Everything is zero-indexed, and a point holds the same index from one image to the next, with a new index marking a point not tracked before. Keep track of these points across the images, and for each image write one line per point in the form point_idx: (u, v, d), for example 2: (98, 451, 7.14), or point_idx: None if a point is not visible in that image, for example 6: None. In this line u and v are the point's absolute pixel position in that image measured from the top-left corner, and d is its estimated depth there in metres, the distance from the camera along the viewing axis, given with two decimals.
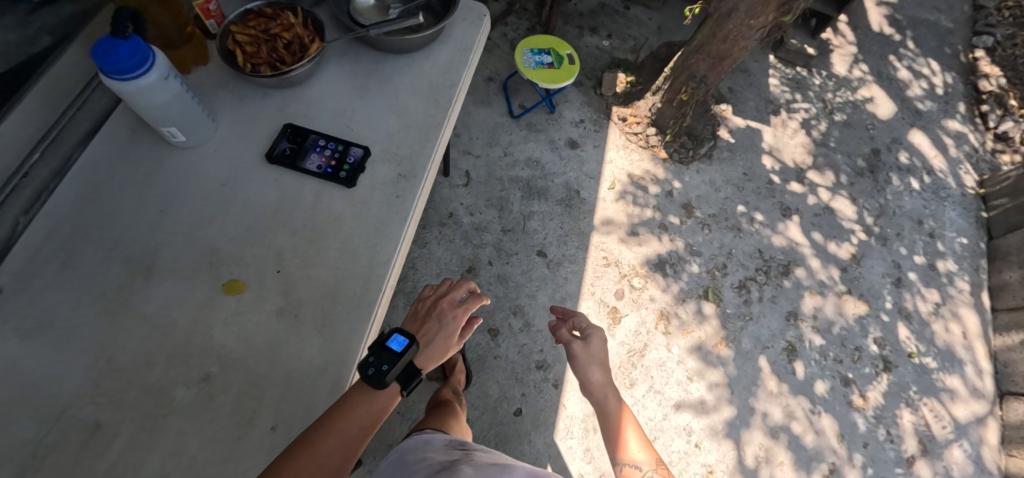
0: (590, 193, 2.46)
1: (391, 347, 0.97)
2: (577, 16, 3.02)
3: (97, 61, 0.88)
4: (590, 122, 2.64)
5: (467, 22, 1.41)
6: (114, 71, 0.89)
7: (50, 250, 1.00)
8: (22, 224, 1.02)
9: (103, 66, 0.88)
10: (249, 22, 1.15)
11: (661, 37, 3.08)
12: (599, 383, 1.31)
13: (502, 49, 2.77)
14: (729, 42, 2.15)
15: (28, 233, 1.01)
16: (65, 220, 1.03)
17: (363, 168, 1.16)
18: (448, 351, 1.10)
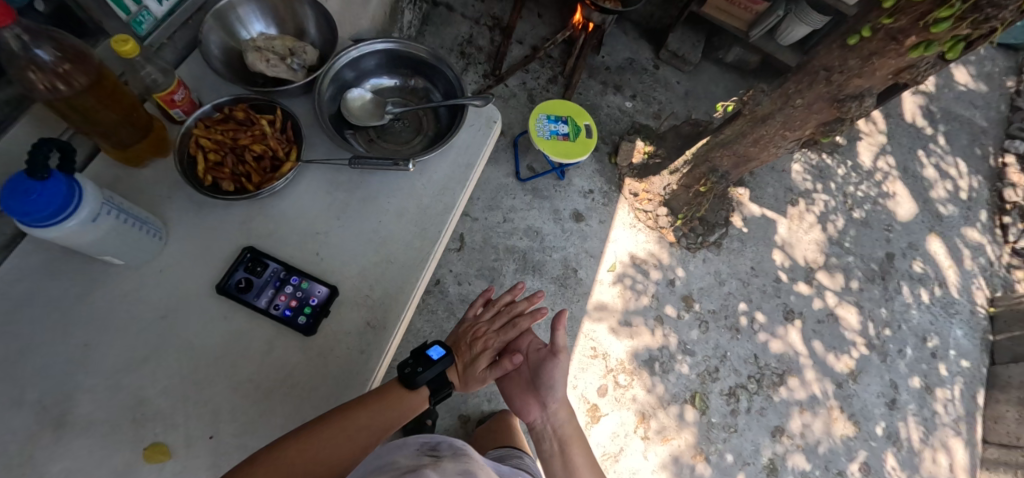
0: (587, 272, 2.31)
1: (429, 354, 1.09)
2: (603, 71, 2.85)
3: (10, 214, 0.73)
4: (599, 194, 2.49)
5: (475, 128, 1.22)
6: (31, 221, 0.75)
7: None
8: None
9: (19, 218, 0.73)
10: (218, 125, 1.00)
11: (687, 105, 2.92)
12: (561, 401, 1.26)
13: (519, 99, 2.61)
14: (758, 146, 2.00)
15: None
16: None
17: (327, 313, 1.02)
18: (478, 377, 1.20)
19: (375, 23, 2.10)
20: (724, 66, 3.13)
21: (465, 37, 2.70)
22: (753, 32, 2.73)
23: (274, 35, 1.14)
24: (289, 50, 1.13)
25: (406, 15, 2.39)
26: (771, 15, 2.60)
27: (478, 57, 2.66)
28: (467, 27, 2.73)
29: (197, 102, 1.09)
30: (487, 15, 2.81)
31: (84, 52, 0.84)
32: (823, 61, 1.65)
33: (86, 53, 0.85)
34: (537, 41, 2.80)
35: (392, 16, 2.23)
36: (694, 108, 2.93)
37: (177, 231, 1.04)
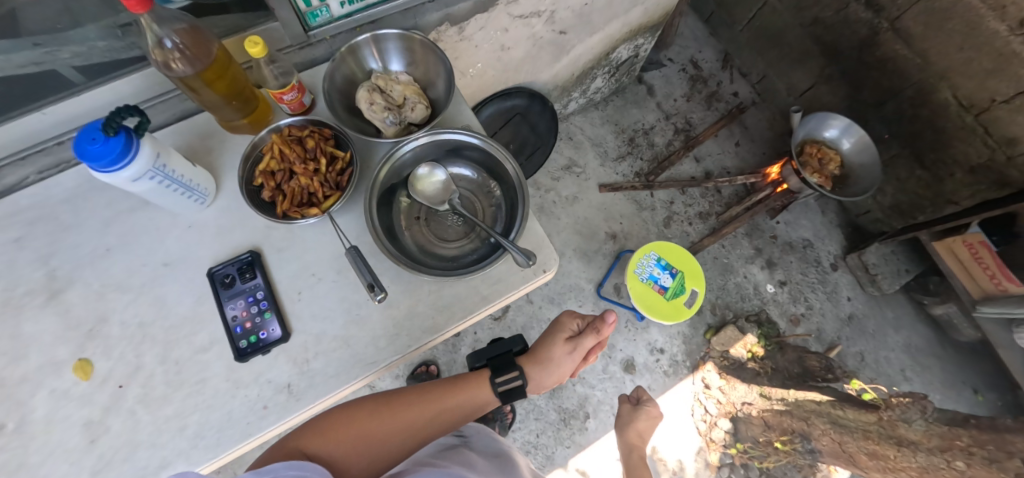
0: (596, 425, 2.02)
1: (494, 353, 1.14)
2: (767, 237, 2.42)
3: (81, 159, 0.84)
4: (668, 358, 2.15)
5: (519, 267, 1.07)
6: (89, 166, 0.85)
7: (21, 223, 1.10)
8: (31, 181, 1.12)
9: (86, 161, 0.84)
10: (292, 141, 1.03)
11: (839, 328, 2.36)
12: None
13: (655, 215, 2.36)
14: (878, 466, 1.48)
15: (24, 196, 1.11)
16: (52, 206, 1.11)
17: (265, 350, 1.02)
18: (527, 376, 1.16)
19: (558, 79, 2.05)
20: (922, 314, 2.44)
21: (646, 127, 2.52)
22: (982, 307, 2.06)
23: (402, 78, 1.14)
24: (403, 98, 1.11)
25: (598, 83, 2.30)
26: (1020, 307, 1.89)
27: (644, 151, 2.47)
28: (654, 118, 2.55)
29: (307, 105, 1.14)
30: (682, 116, 2.58)
31: (205, 38, 0.91)
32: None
33: (209, 41, 0.92)
34: (714, 168, 2.50)
35: (580, 79, 2.16)
36: (847, 337, 2.35)
37: (221, 202, 1.13)
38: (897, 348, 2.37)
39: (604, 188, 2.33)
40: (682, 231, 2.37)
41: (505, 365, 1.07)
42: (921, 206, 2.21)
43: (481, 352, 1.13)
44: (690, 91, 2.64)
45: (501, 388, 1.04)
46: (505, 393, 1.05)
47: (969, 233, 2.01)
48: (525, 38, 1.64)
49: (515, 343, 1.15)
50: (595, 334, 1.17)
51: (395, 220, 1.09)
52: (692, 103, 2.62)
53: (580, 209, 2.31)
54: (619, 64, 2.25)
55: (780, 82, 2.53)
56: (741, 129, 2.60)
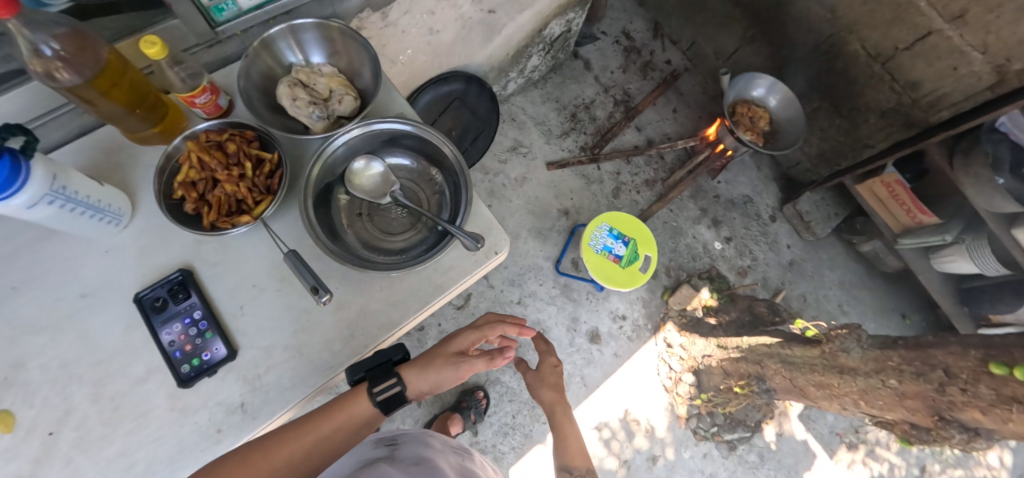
0: (570, 397, 2.08)
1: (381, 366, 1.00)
2: (710, 197, 2.53)
3: None
4: (630, 324, 2.22)
5: (469, 253, 1.06)
6: None
7: None
8: None
9: None
10: (210, 147, 0.96)
11: (783, 275, 2.51)
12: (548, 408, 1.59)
13: (604, 187, 2.40)
14: (826, 395, 1.59)
15: None
16: None
17: (211, 372, 0.96)
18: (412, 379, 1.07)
19: (493, 60, 2.02)
20: (853, 253, 2.65)
21: (586, 101, 2.54)
22: (902, 241, 2.29)
23: (325, 70, 1.08)
24: (329, 91, 1.06)
25: (533, 61, 2.29)
26: (934, 235, 2.14)
27: (587, 125, 2.49)
28: (594, 92, 2.57)
29: (223, 107, 1.06)
30: (620, 87, 2.62)
31: (92, 41, 0.82)
32: (948, 360, 1.26)
33: (98, 45, 0.83)
34: (655, 135, 2.56)
35: (515, 59, 2.15)
36: (790, 282, 2.51)
37: (140, 221, 1.04)
38: (834, 286, 2.56)
39: (552, 166, 2.34)
40: (632, 200, 2.43)
41: (383, 372, 0.99)
42: (844, 153, 2.37)
43: (359, 363, 0.98)
44: (625, 62, 2.68)
45: (379, 398, 0.96)
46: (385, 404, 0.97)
47: (886, 174, 2.18)
48: (454, 19, 1.60)
49: (396, 351, 1.02)
50: (485, 360, 1.12)
51: (335, 219, 1.05)
52: (628, 74, 2.66)
53: (531, 189, 2.32)
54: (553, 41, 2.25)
55: (708, 46, 2.61)
56: (676, 96, 2.68)
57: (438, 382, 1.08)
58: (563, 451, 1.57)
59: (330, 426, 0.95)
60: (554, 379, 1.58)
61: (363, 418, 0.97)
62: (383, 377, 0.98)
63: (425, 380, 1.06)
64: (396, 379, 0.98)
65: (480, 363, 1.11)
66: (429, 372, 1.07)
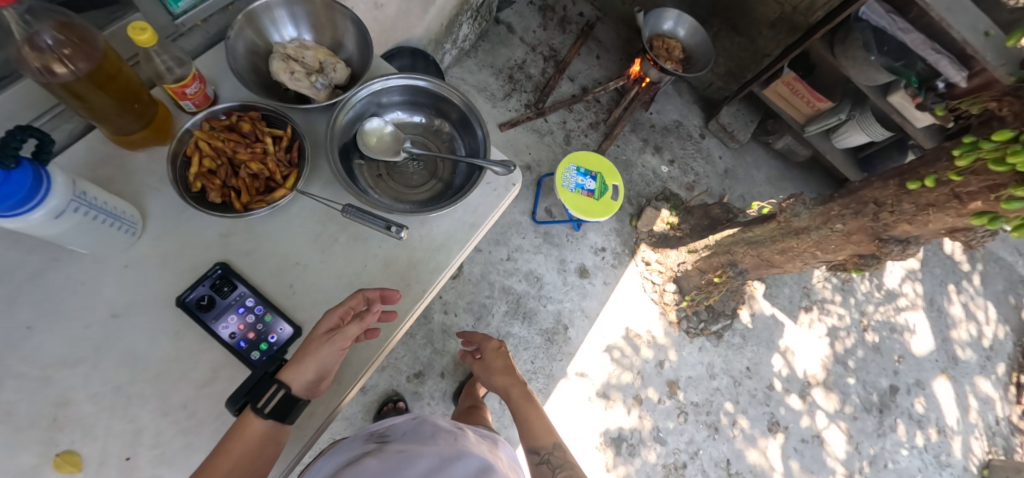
0: (576, 331, 2.24)
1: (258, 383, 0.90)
2: (647, 128, 2.79)
3: None
4: (610, 254, 2.41)
5: (490, 188, 1.15)
6: None
7: None
8: None
9: None
10: (222, 133, 0.95)
11: (721, 182, 2.84)
12: (500, 385, 1.62)
13: (555, 137, 2.55)
14: (788, 256, 1.90)
15: None
16: None
17: (282, 353, 0.96)
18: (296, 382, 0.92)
19: (431, 32, 2.06)
20: (770, 152, 3.05)
21: (519, 62, 2.66)
22: (809, 128, 2.66)
23: (309, 43, 1.09)
24: (319, 62, 1.07)
25: (464, 30, 2.36)
26: (832, 116, 2.53)
27: (525, 84, 2.62)
28: (523, 52, 2.70)
29: (211, 97, 1.03)
30: (545, 45, 2.77)
31: (86, 33, 0.78)
32: (875, 194, 1.53)
33: (94, 37, 0.79)
34: (588, 83, 2.76)
35: (449, 29, 2.20)
36: (729, 187, 2.85)
37: (153, 228, 0.99)
38: (763, 183, 2.95)
39: (505, 127, 2.44)
40: (583, 144, 2.60)
41: (262, 386, 0.89)
42: (746, 66, 2.74)
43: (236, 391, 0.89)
44: (544, 21, 2.83)
45: (269, 409, 0.87)
46: (275, 413, 0.87)
47: (785, 75, 2.52)
48: None
49: (269, 363, 0.93)
50: (359, 319, 0.94)
51: (359, 183, 1.08)
52: (549, 31, 2.82)
53: None
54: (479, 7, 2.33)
55: None
56: (596, 44, 2.89)
57: (321, 365, 0.91)
58: (528, 431, 1.46)
59: (226, 464, 0.83)
60: (501, 362, 1.66)
61: (258, 439, 0.86)
62: (262, 393, 0.88)
63: (305, 371, 0.91)
64: (274, 384, 0.89)
65: (353, 323, 0.93)
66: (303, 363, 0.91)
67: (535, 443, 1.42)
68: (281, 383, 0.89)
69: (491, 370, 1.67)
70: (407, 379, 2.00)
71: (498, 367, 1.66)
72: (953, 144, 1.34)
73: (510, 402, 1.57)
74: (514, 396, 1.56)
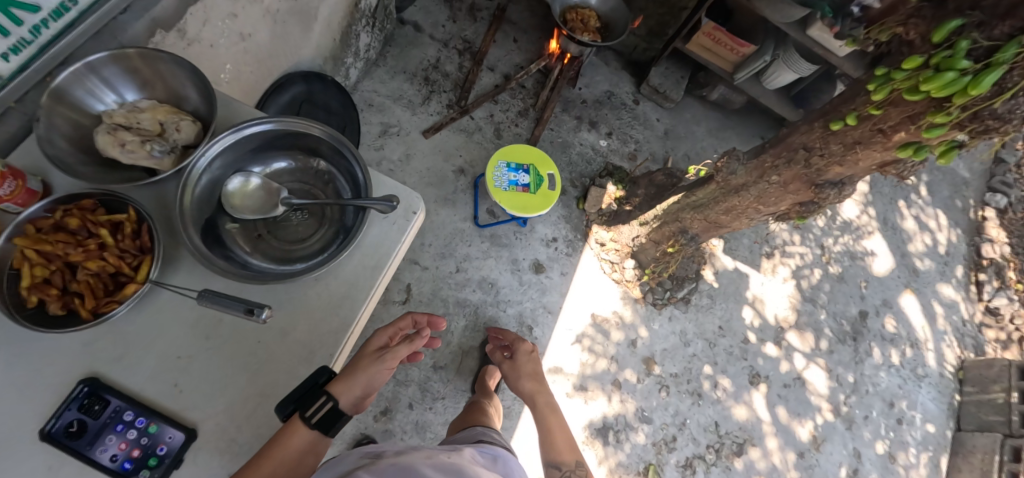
0: (542, 329, 2.17)
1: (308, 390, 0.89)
2: (579, 104, 2.69)
3: None
4: (563, 242, 2.34)
5: (388, 221, 1.05)
6: None
7: None
8: None
9: None
10: (47, 232, 0.82)
11: (663, 145, 2.78)
12: (526, 392, 1.74)
13: (485, 133, 2.43)
14: (732, 214, 1.85)
15: None
16: None
17: (177, 464, 0.84)
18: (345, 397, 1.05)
19: (322, 49, 1.90)
20: (707, 104, 3.00)
21: (433, 60, 2.52)
22: (738, 75, 2.62)
23: (143, 103, 0.95)
24: (160, 124, 0.93)
25: (365, 39, 2.20)
26: (757, 59, 2.49)
27: (443, 83, 2.48)
28: (435, 50, 2.55)
29: (38, 190, 0.88)
30: (457, 37, 2.63)
31: None
32: (805, 138, 1.47)
33: None
34: (509, 69, 2.64)
35: (345, 41, 2.05)
36: (672, 148, 2.79)
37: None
38: (705, 137, 2.91)
39: (430, 132, 2.32)
40: (515, 134, 2.50)
41: (312, 395, 0.89)
42: (666, 22, 2.69)
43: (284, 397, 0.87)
44: (452, 12, 2.69)
45: (316, 420, 0.89)
46: (326, 427, 0.91)
47: (704, 26, 2.47)
48: (263, 16, 1.49)
49: (321, 373, 0.90)
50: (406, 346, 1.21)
51: (235, 253, 0.95)
52: (460, 22, 2.68)
53: (419, 163, 2.27)
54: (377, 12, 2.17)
55: None
56: (511, 26, 2.77)
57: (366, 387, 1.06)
58: (551, 446, 1.54)
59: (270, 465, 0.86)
60: (530, 370, 1.79)
61: (305, 447, 0.89)
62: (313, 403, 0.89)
63: (354, 388, 1.09)
64: (328, 397, 0.90)
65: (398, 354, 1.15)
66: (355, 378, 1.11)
67: (556, 457, 1.50)
68: (332, 397, 0.90)
69: (521, 374, 1.79)
70: (373, 418, 1.90)
71: (527, 372, 1.78)
72: (866, 77, 1.28)
73: (535, 410, 1.67)
74: (539, 405, 1.68)
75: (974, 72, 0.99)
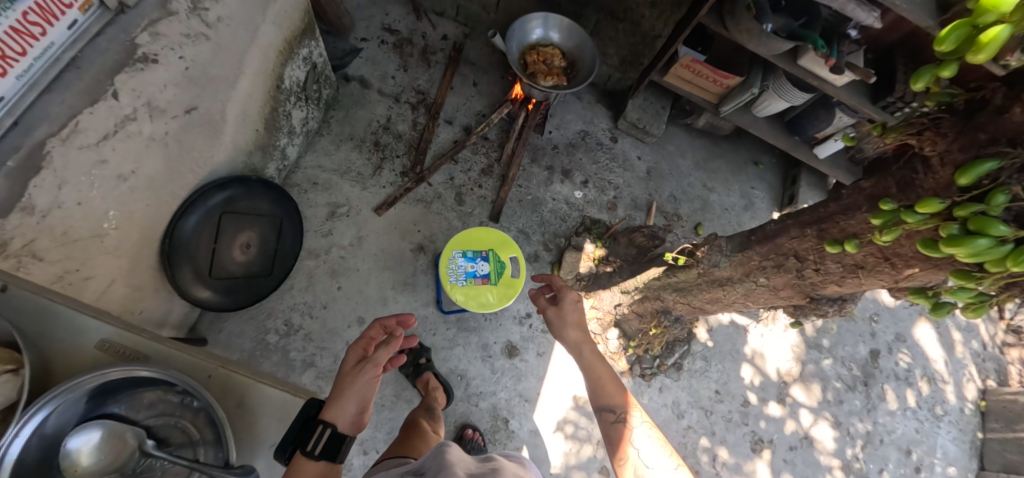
0: (519, 420, 1.99)
1: (303, 431, 0.99)
2: (550, 151, 2.44)
3: None
4: (538, 318, 2.14)
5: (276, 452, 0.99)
6: None
7: None
8: None
9: None
10: None
11: (646, 187, 2.53)
12: (573, 342, 1.39)
13: (445, 200, 2.21)
14: (720, 305, 1.62)
15: None
16: None
17: None
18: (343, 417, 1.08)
19: (241, 146, 1.68)
20: (693, 131, 2.75)
21: (384, 120, 2.29)
22: (724, 108, 2.35)
23: None
24: None
25: (299, 115, 1.97)
26: (744, 91, 2.21)
27: (396, 146, 2.25)
28: (386, 107, 2.32)
29: None
30: (410, 89, 2.39)
31: None
32: (795, 246, 1.24)
33: None
34: (470, 120, 2.40)
35: (272, 126, 1.82)
36: (656, 190, 2.54)
37: None
38: (692, 171, 2.66)
39: (384, 208, 2.10)
40: (479, 198, 2.26)
41: (309, 428, 1.00)
42: (640, 52, 2.41)
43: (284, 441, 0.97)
44: (403, 60, 2.45)
45: (318, 450, 0.99)
46: (327, 454, 1.00)
47: (682, 58, 2.20)
48: (148, 146, 1.28)
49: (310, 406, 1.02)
50: (384, 348, 1.19)
51: None
52: (412, 71, 2.44)
53: (372, 245, 2.06)
54: (309, 84, 1.94)
55: (472, 3, 2.48)
56: (469, 68, 2.51)
57: (358, 398, 1.11)
58: (598, 391, 1.30)
59: None
60: (578, 316, 1.42)
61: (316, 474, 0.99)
62: (311, 435, 0.99)
63: (348, 405, 1.09)
64: (323, 424, 1.01)
65: (379, 355, 1.16)
66: (344, 399, 1.10)
67: (608, 401, 1.26)
68: (326, 424, 1.02)
69: (566, 321, 1.43)
70: None
71: (575, 321, 1.41)
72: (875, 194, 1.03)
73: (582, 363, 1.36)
74: (587, 355, 1.35)
75: (1016, 240, 0.72)
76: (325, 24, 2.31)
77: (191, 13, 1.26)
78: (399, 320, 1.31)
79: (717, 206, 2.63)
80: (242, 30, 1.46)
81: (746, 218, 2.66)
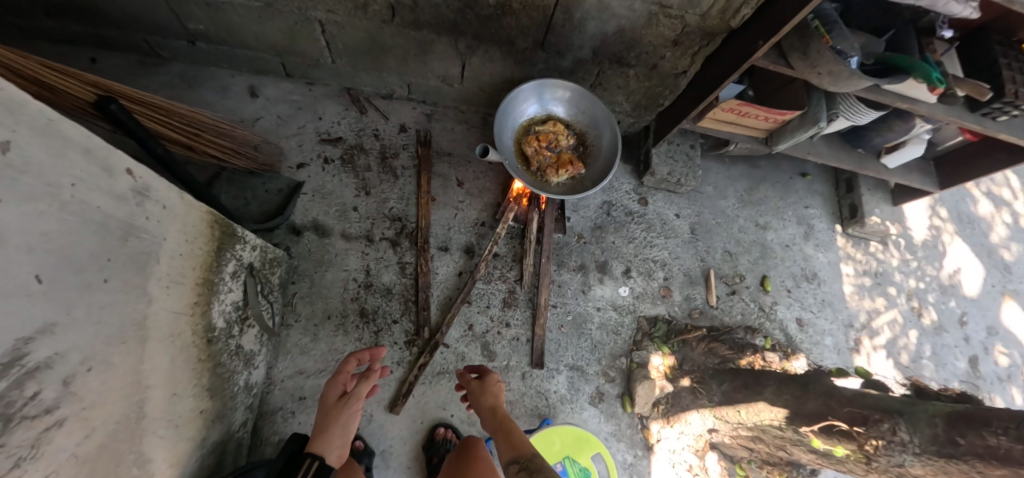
0: None
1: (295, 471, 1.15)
2: (577, 245, 1.93)
3: None
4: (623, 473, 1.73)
5: None
6: None
7: None
8: None
9: None
10: None
11: (695, 251, 2.07)
12: (490, 412, 1.36)
13: (471, 360, 1.71)
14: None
15: None
16: None
17: None
18: (332, 445, 1.21)
19: (189, 446, 1.15)
20: (726, 159, 2.28)
21: (363, 276, 1.74)
22: (778, 144, 1.87)
23: None
24: None
25: (258, 334, 1.42)
26: (806, 127, 1.72)
27: (388, 309, 1.72)
28: (358, 257, 1.76)
29: None
30: (382, 218, 1.82)
31: None
32: None
33: None
34: (468, 236, 1.86)
35: (223, 385, 1.26)
36: (708, 251, 2.08)
37: None
38: (739, 211, 2.20)
39: (402, 402, 1.61)
40: (511, 341, 1.76)
41: (298, 463, 1.16)
42: (659, 94, 1.86)
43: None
44: (361, 179, 1.87)
45: None
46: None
47: (724, 102, 1.70)
48: None
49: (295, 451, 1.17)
50: (362, 384, 1.31)
51: None
52: (376, 190, 1.86)
53: (400, 457, 1.58)
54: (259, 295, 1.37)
55: (428, 78, 1.87)
56: (446, 162, 1.95)
57: (342, 430, 1.24)
58: (506, 446, 1.23)
59: None
60: (494, 387, 1.42)
61: None
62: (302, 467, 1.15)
63: (335, 438, 1.22)
64: (309, 458, 1.16)
65: (358, 390, 1.29)
66: (331, 431, 1.23)
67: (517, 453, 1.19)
68: (315, 457, 1.17)
69: (486, 391, 1.42)
70: None
71: (494, 393, 1.41)
72: None
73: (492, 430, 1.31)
74: (499, 420, 1.33)
75: None
76: (245, 169, 1.74)
77: (7, 428, 0.63)
78: (368, 354, 1.38)
79: (777, 246, 2.19)
80: (110, 353, 0.82)
81: (810, 248, 2.25)
